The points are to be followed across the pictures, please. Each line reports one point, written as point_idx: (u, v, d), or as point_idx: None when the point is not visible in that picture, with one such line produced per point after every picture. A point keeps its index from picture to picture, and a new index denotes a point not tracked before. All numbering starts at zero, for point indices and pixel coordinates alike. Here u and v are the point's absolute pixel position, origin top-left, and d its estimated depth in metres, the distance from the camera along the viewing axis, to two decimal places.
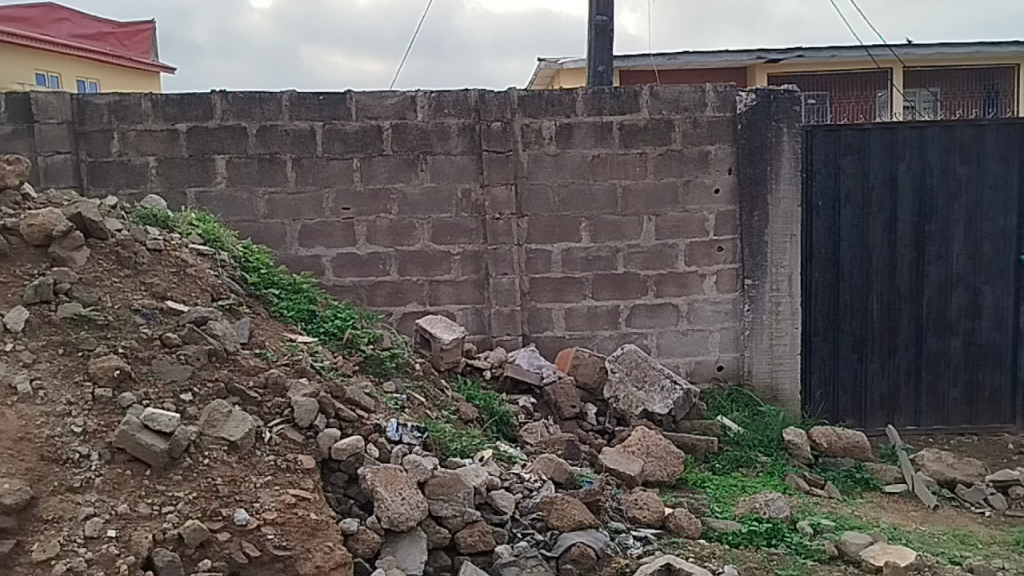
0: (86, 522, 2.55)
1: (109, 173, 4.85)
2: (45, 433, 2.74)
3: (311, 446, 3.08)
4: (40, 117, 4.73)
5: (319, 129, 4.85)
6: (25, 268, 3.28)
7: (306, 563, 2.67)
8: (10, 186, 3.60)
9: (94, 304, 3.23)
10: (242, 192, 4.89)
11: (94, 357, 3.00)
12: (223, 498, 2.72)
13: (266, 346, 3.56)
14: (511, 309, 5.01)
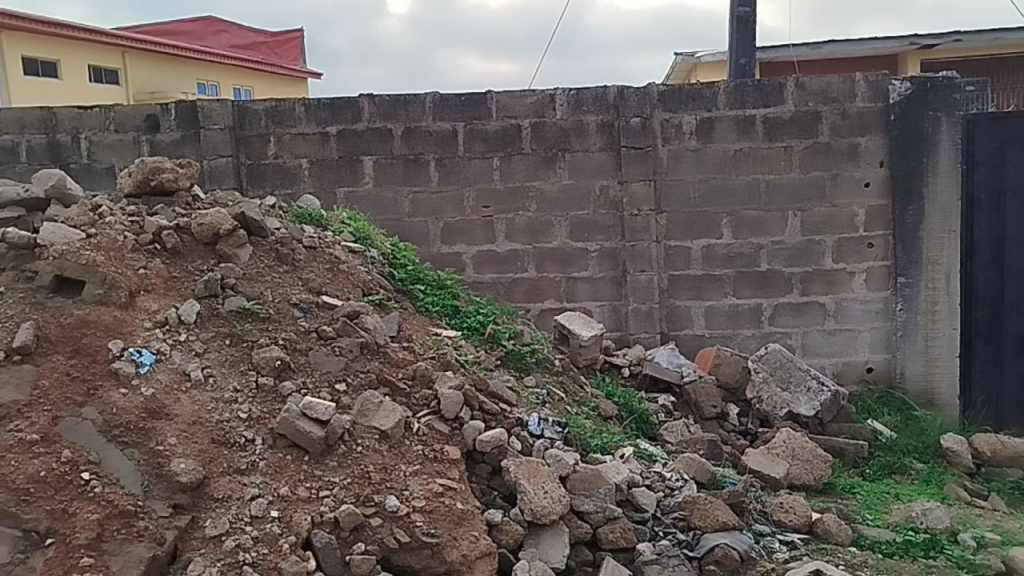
0: (252, 501, 2.69)
1: (266, 174, 5.14)
2: (215, 418, 2.90)
3: (456, 437, 3.16)
4: (205, 124, 5.09)
5: (461, 129, 4.96)
6: (196, 263, 3.50)
7: (453, 550, 2.75)
8: (181, 188, 3.84)
9: (257, 298, 3.42)
10: (388, 191, 5.06)
11: (257, 348, 3.19)
12: (375, 485, 2.83)
13: (413, 340, 3.68)
14: (650, 307, 4.96)
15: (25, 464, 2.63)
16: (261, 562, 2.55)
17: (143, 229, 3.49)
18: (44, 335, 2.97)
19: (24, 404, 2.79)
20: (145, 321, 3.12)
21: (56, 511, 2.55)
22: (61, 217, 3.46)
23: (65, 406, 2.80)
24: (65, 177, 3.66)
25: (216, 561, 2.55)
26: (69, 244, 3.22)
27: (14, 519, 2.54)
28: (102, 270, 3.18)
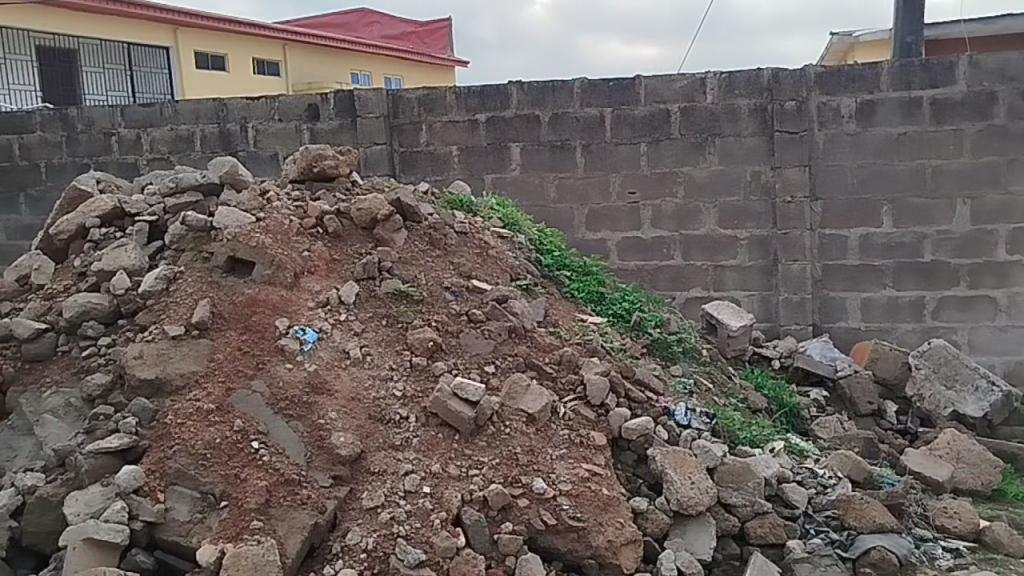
0: (406, 477, 2.76)
1: (417, 161, 5.30)
2: (372, 395, 3.02)
3: (602, 423, 3.17)
4: (362, 113, 5.29)
5: (609, 114, 4.93)
6: (355, 247, 3.65)
7: (599, 536, 2.76)
8: (342, 174, 4.00)
9: (411, 281, 3.54)
10: (534, 177, 5.11)
11: (411, 329, 3.31)
12: (523, 467, 2.87)
13: (560, 325, 3.71)
14: (802, 297, 4.79)
15: (200, 431, 2.78)
16: (414, 535, 2.61)
17: (307, 214, 3.67)
18: (218, 312, 3.16)
19: (200, 376, 2.97)
20: (308, 301, 3.29)
21: (230, 477, 2.69)
22: (234, 201, 3.66)
23: (237, 378, 2.96)
24: (237, 164, 3.86)
25: (373, 532, 2.62)
26: (241, 227, 3.40)
27: (192, 483, 2.70)
28: (270, 252, 3.35)
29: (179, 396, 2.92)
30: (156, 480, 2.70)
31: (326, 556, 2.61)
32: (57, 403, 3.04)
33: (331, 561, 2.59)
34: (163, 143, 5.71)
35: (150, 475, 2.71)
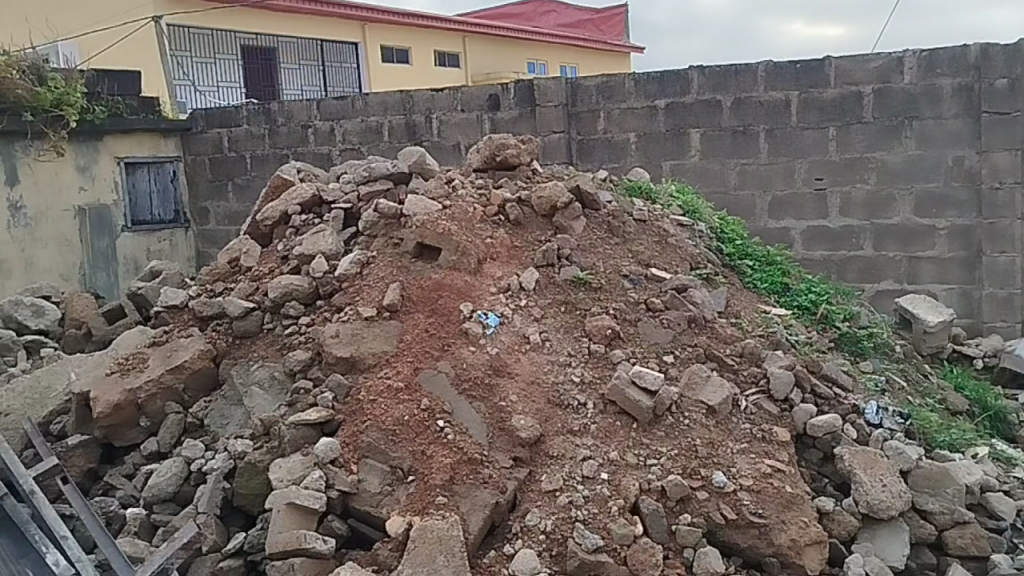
0: (584, 462, 2.78)
1: (596, 149, 5.31)
2: (551, 379, 3.07)
3: (786, 419, 3.06)
4: (541, 101, 5.36)
5: (795, 98, 4.73)
6: (536, 234, 3.71)
7: (782, 534, 2.67)
8: (523, 162, 4.07)
9: (590, 268, 3.56)
10: (715, 163, 4.99)
11: (590, 316, 3.32)
12: (702, 459, 2.82)
13: (742, 316, 3.61)
14: (1010, 292, 4.40)
15: (391, 408, 2.91)
16: (592, 520, 2.62)
17: (489, 201, 3.77)
18: (407, 295, 3.31)
19: (391, 355, 3.12)
20: (491, 286, 3.37)
21: (416, 453, 2.80)
22: (422, 189, 3.80)
23: (424, 358, 3.07)
24: (424, 154, 4.01)
25: (551, 515, 2.65)
26: (428, 214, 3.53)
27: (383, 456, 2.81)
28: (455, 238, 3.46)
29: (371, 373, 3.08)
30: (351, 452, 2.84)
31: (506, 535, 2.66)
32: (262, 376, 3.29)
33: (511, 541, 2.63)
34: (354, 135, 6.03)
35: (345, 447, 2.85)
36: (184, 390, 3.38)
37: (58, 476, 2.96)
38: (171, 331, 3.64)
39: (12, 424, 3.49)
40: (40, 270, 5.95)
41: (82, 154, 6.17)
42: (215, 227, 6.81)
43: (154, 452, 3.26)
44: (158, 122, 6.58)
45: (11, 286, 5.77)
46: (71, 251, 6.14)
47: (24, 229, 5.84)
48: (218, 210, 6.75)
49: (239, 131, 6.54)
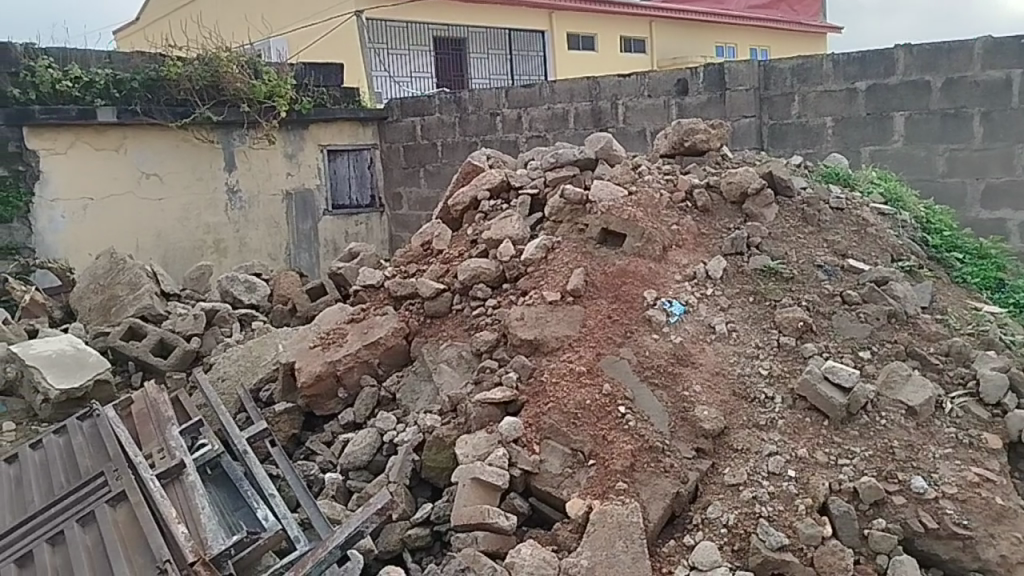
0: (769, 458, 2.69)
1: (788, 134, 5.10)
2: (737, 371, 2.99)
3: (998, 424, 2.82)
4: (732, 85, 5.22)
5: (1018, 76, 4.24)
6: (724, 222, 3.62)
7: (990, 549, 2.47)
8: (712, 148, 3.98)
9: (781, 258, 3.43)
10: (921, 150, 4.62)
11: (780, 308, 3.21)
12: (900, 462, 2.66)
13: (949, 312, 3.35)
14: None
15: (573, 391, 2.93)
16: (777, 517, 2.52)
17: (677, 187, 3.72)
18: (591, 281, 3.33)
19: (574, 339, 3.14)
20: (676, 274, 3.34)
21: (597, 437, 2.80)
22: (608, 175, 3.81)
23: (607, 344, 3.08)
24: (611, 140, 4.00)
25: (734, 509, 2.58)
26: (614, 200, 3.53)
27: (565, 439, 2.82)
28: (641, 225, 3.45)
29: (554, 356, 3.11)
30: (533, 433, 2.86)
31: (685, 526, 2.61)
32: (451, 354, 3.42)
33: (690, 532, 2.58)
34: (541, 122, 6.11)
35: (527, 428, 2.88)
36: (378, 364, 3.57)
37: (267, 439, 3.21)
38: (368, 309, 3.85)
39: (228, 389, 3.82)
40: (253, 250, 6.50)
41: (291, 142, 6.63)
42: (407, 212, 7.12)
43: (350, 422, 3.46)
44: (358, 111, 6.94)
45: (227, 263, 6.38)
46: (279, 233, 6.66)
47: (239, 211, 6.43)
48: (411, 195, 7.05)
49: (431, 119, 6.79)
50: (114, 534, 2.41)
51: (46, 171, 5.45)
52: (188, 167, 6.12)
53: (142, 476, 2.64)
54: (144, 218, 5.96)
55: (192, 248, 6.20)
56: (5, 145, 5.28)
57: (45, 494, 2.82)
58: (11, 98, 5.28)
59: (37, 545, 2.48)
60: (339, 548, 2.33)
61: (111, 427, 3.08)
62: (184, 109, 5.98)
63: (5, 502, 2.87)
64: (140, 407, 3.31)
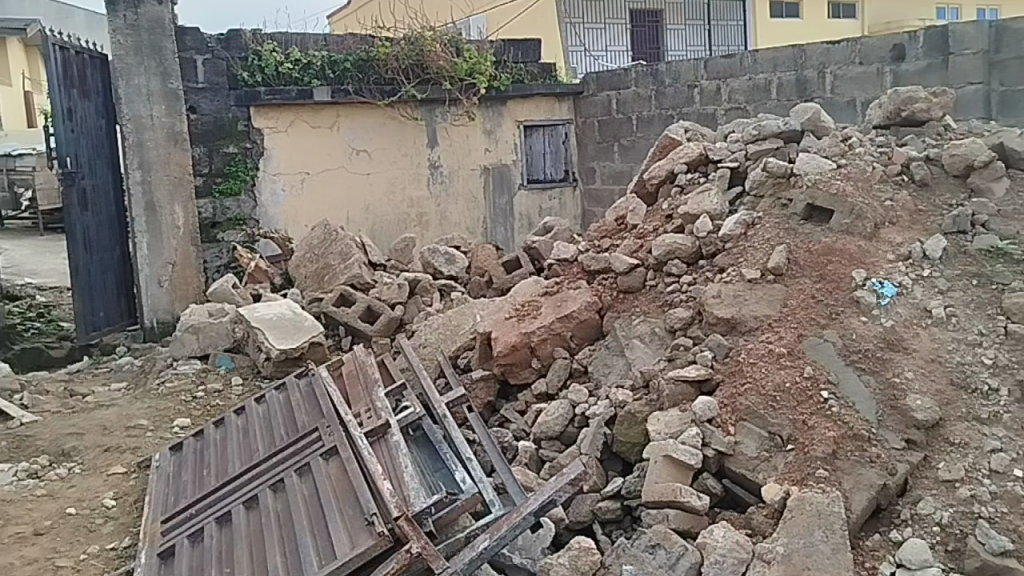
0: (992, 455, 2.49)
1: (1021, 101, 4.53)
2: (956, 359, 2.78)
3: None
4: (957, 49, 4.77)
5: None
6: (945, 198, 3.35)
7: None
8: (934, 118, 3.66)
9: (1012, 237, 3.13)
10: None
11: (1009, 292, 2.92)
12: None
13: None
14: None
15: (771, 373, 2.83)
16: (999, 520, 2.34)
17: (891, 160, 3.48)
18: (793, 259, 3.19)
19: (773, 320, 3.02)
20: (888, 253, 3.14)
21: (797, 422, 2.68)
22: (815, 147, 3.62)
23: (809, 326, 2.94)
24: (820, 110, 3.79)
25: (949, 506, 2.41)
26: (822, 174, 3.37)
27: (762, 421, 2.73)
28: (850, 200, 3.26)
29: (752, 336, 3.01)
30: (728, 414, 2.78)
31: (893, 521, 2.46)
32: (644, 330, 3.39)
33: (899, 527, 2.43)
34: (741, 93, 5.89)
35: (723, 408, 2.81)
36: (571, 337, 3.61)
37: (464, 405, 3.33)
38: (562, 282, 3.90)
39: (428, 355, 3.99)
40: (452, 223, 6.73)
41: (489, 118, 6.78)
42: (600, 186, 7.10)
43: (543, 393, 3.50)
44: (554, 86, 6.98)
45: (429, 236, 6.64)
46: (477, 207, 6.84)
47: (440, 185, 6.65)
48: (604, 169, 7.03)
49: (627, 92, 6.73)
50: (327, 486, 2.60)
51: (269, 148, 5.94)
52: (394, 143, 6.41)
53: (352, 433, 2.82)
54: (354, 192, 6.31)
55: (397, 220, 6.50)
56: (235, 124, 5.79)
57: (269, 443, 3.09)
58: (240, 80, 5.79)
59: (262, 490, 2.74)
60: (532, 514, 2.34)
61: (324, 386, 3.31)
62: (391, 88, 6.27)
63: (236, 449, 3.17)
64: (350, 368, 3.53)
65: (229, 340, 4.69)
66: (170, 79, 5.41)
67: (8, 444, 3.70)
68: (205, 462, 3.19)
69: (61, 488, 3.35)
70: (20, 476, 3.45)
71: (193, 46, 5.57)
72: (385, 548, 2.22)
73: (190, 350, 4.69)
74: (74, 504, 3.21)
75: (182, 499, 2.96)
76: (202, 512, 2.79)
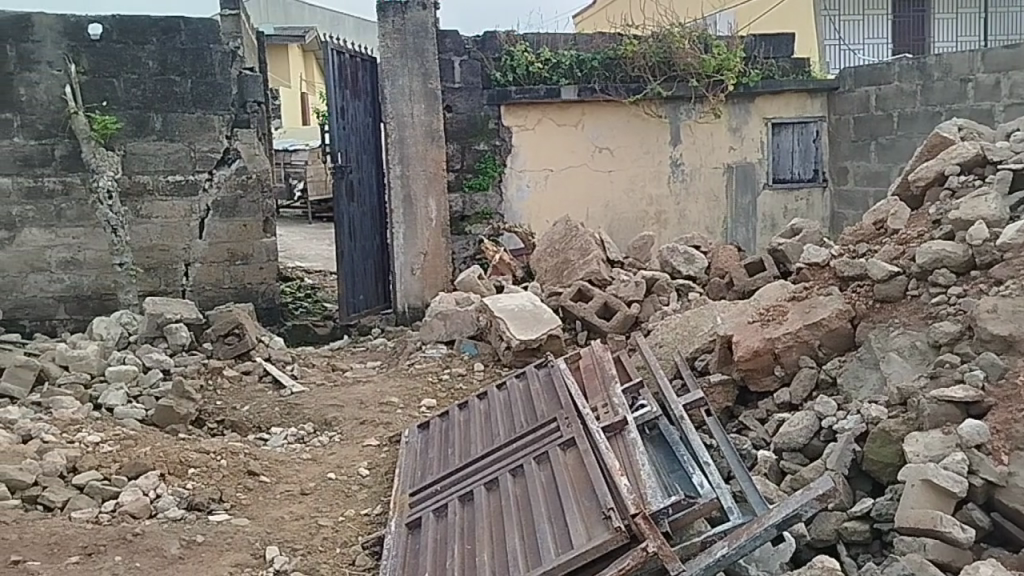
0: None
1: None
2: None
3: None
4: None
5: None
6: None
7: None
8: None
9: None
10: None
11: None
12: None
13: None
14: None
15: None
16: None
17: None
18: None
19: None
20: None
21: None
22: None
23: None
24: None
25: None
26: None
27: None
28: None
29: None
30: (1002, 442, 2.53)
31: None
32: (903, 343, 3.18)
33: None
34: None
35: (995, 434, 2.55)
36: (819, 346, 3.43)
37: (702, 408, 3.26)
38: (811, 288, 3.72)
39: (666, 355, 3.95)
40: (692, 222, 6.61)
41: (737, 116, 6.57)
42: (853, 187, 6.68)
43: (786, 402, 3.36)
44: (807, 81, 6.65)
45: (667, 234, 6.58)
46: (718, 207, 6.66)
47: (681, 183, 6.54)
48: (858, 169, 6.60)
49: (889, 88, 6.33)
50: (564, 475, 2.65)
51: (517, 145, 6.15)
52: (636, 141, 6.40)
53: (590, 427, 2.86)
54: (596, 189, 6.38)
55: (636, 218, 6.49)
56: (486, 123, 6.05)
57: (509, 429, 3.20)
58: (493, 80, 6.04)
59: (502, 474, 2.85)
60: (775, 526, 2.23)
61: (562, 378, 3.38)
62: (637, 85, 6.27)
63: (478, 432, 3.32)
64: (587, 362, 3.57)
65: (473, 328, 4.91)
66: (429, 79, 5.77)
67: (281, 410, 4.11)
68: (449, 442, 3.36)
69: (324, 454, 3.68)
70: (290, 439, 3.84)
71: (452, 48, 5.93)
72: (621, 543, 2.23)
73: (438, 335, 4.96)
74: (335, 469, 3.51)
75: (428, 475, 3.14)
76: (446, 489, 2.95)
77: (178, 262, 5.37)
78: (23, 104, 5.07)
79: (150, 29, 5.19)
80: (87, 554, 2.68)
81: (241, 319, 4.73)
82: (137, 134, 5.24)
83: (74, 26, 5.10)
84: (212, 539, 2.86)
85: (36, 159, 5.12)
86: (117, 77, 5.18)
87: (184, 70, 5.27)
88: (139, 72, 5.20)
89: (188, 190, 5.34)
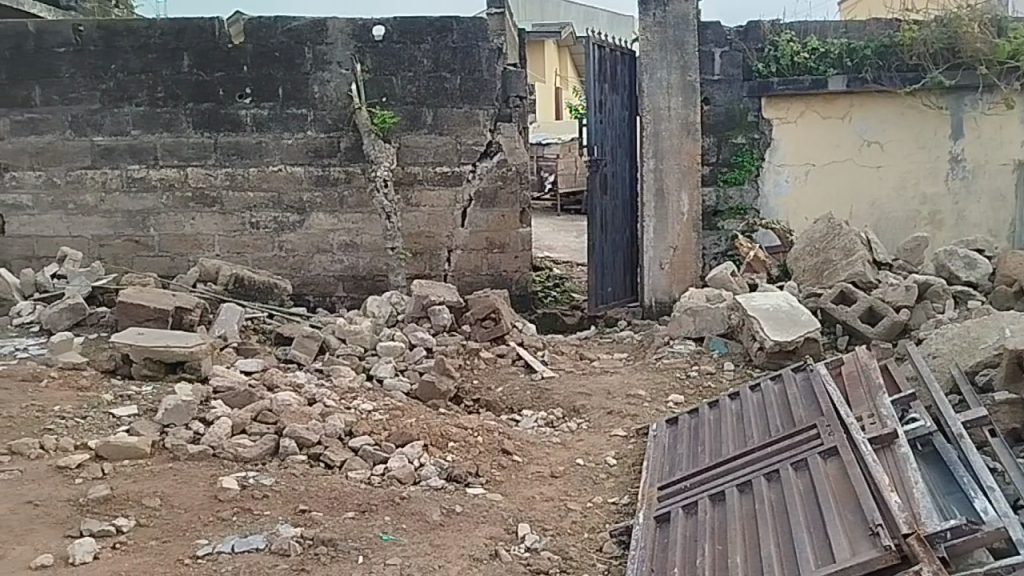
0: None
1: None
2: None
3: None
4: None
5: None
6: None
7: None
8: None
9: None
10: None
11: None
12: None
13: None
14: None
15: None
16: None
17: None
18: None
19: None
20: None
21: None
22: None
23: None
24: None
25: None
26: None
27: None
28: None
29: None
30: None
31: None
32: None
33: None
34: None
35: None
36: None
37: (985, 427, 2.96)
38: None
39: (941, 366, 3.64)
40: (971, 224, 6.02)
41: None
42: None
43: None
44: None
45: (941, 236, 6.04)
46: (1004, 207, 6.02)
47: (961, 181, 5.98)
48: None
49: None
50: (825, 485, 2.53)
51: (778, 138, 5.92)
52: (911, 135, 5.93)
53: (854, 437, 2.70)
54: (862, 185, 5.99)
55: (905, 218, 6.02)
56: (745, 115, 5.89)
57: (763, 432, 3.11)
58: (755, 71, 5.85)
59: (756, 478, 2.77)
60: None
61: (823, 384, 3.22)
62: (915, 74, 5.80)
63: (729, 432, 3.25)
64: (850, 369, 3.37)
65: (723, 325, 4.81)
66: (688, 72, 5.71)
67: (533, 394, 4.27)
68: (699, 439, 3.32)
69: (572, 440, 3.77)
70: (540, 422, 3.98)
71: (713, 39, 5.84)
72: (890, 564, 2.09)
73: (687, 331, 4.90)
74: (583, 456, 3.59)
75: (677, 470, 3.13)
76: (695, 486, 2.92)
77: (441, 248, 5.72)
78: (316, 101, 5.61)
79: (427, 29, 5.56)
80: (362, 511, 2.94)
81: (498, 304, 4.95)
82: (411, 128, 5.63)
83: (361, 29, 5.57)
84: (469, 510, 3.02)
85: (324, 149, 5.65)
86: (396, 74, 5.59)
87: (455, 67, 5.58)
88: (415, 70, 5.59)
89: (453, 180, 5.67)
